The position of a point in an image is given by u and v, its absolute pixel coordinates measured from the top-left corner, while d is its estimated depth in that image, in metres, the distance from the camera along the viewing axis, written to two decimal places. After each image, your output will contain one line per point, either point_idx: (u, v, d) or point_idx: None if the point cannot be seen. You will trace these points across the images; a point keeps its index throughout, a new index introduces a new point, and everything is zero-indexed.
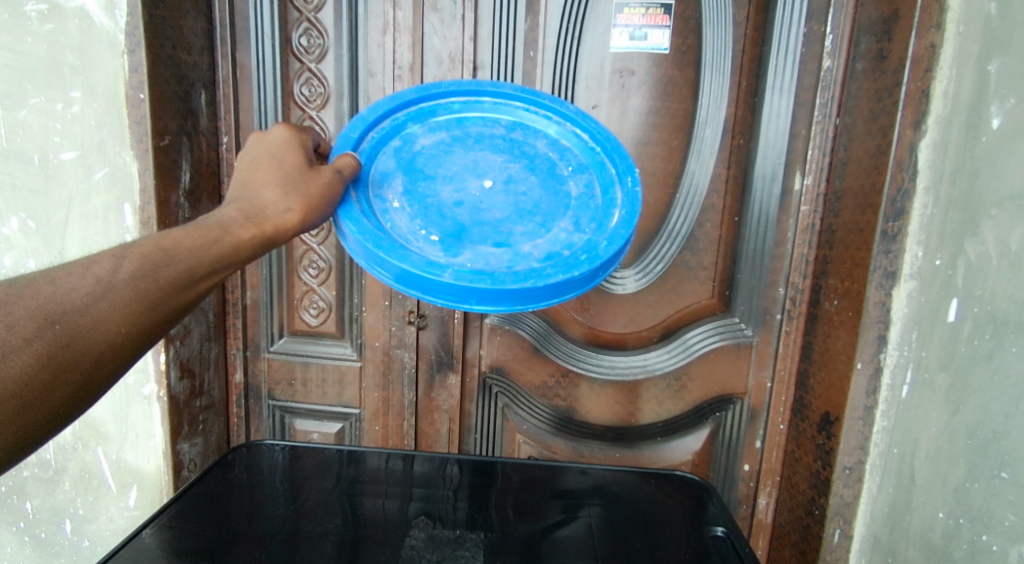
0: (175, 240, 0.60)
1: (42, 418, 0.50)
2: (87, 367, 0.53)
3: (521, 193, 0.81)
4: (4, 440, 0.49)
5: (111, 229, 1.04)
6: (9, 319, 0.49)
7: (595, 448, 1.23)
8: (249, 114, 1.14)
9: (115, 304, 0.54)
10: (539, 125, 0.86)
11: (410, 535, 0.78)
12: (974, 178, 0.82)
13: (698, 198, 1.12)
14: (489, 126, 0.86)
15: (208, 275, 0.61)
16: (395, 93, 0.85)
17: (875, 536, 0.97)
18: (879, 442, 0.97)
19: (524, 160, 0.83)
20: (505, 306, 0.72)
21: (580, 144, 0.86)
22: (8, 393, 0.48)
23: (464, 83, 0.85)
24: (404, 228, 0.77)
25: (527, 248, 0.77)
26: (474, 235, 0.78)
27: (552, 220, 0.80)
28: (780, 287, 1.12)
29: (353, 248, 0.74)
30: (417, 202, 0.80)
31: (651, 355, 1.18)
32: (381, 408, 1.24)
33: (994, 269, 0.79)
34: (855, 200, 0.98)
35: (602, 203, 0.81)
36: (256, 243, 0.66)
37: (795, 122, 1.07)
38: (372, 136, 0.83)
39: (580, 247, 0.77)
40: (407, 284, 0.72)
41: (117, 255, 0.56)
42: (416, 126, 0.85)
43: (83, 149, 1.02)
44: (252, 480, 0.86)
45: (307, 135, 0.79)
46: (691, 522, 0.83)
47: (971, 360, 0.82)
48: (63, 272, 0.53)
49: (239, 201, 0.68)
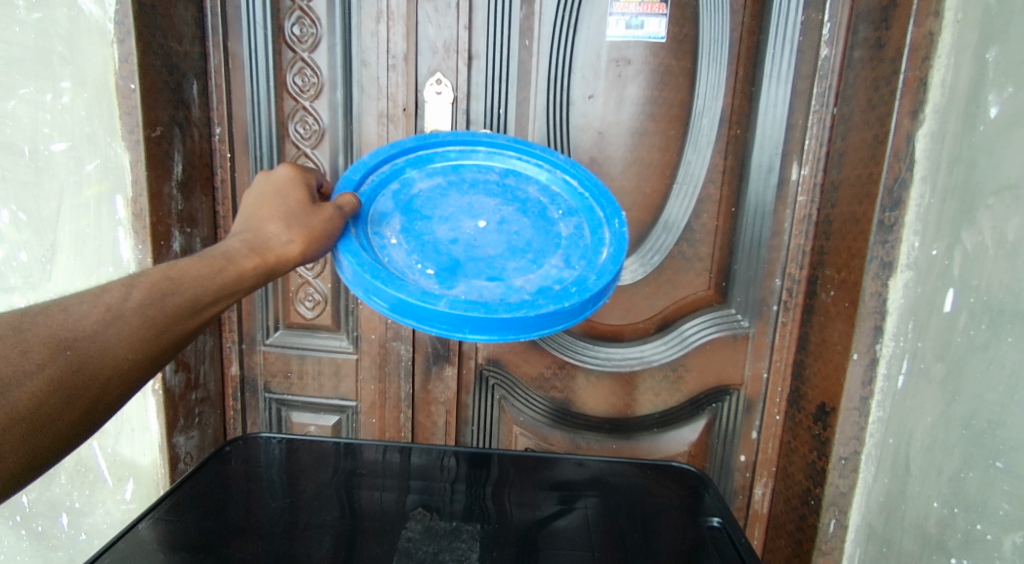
0: (183, 269, 0.60)
1: (48, 443, 0.50)
2: (93, 393, 0.53)
3: (513, 232, 0.83)
4: (8, 465, 0.48)
5: (104, 222, 1.03)
6: (22, 344, 0.49)
7: (591, 439, 1.22)
8: (241, 104, 1.13)
9: (123, 330, 0.54)
10: (531, 173, 0.91)
11: (406, 528, 0.78)
12: (971, 167, 0.82)
13: (695, 189, 1.12)
14: (484, 173, 0.90)
15: (212, 303, 0.61)
16: (396, 142, 0.90)
17: (870, 525, 0.98)
18: (874, 432, 0.97)
19: (516, 204, 0.86)
20: (498, 335, 0.71)
21: (570, 190, 0.89)
22: (18, 418, 0.48)
23: (461, 133, 0.90)
24: (401, 263, 0.78)
25: (519, 283, 0.78)
26: (468, 270, 0.79)
27: (543, 257, 0.81)
28: (776, 278, 1.12)
29: (351, 280, 0.74)
30: (415, 239, 0.81)
31: (646, 347, 1.18)
32: (377, 400, 1.24)
33: (990, 260, 0.79)
34: (852, 191, 0.98)
35: (591, 242, 0.84)
36: (259, 274, 0.66)
37: (792, 112, 1.06)
38: (373, 179, 0.86)
39: (570, 281, 0.78)
40: (402, 313, 0.72)
41: (126, 284, 0.56)
42: (414, 171, 0.89)
43: (73, 141, 1.01)
44: (249, 473, 0.86)
45: (312, 174, 0.80)
46: (687, 514, 0.83)
47: (966, 351, 0.82)
48: (73, 300, 0.53)
49: (244, 232, 0.69)
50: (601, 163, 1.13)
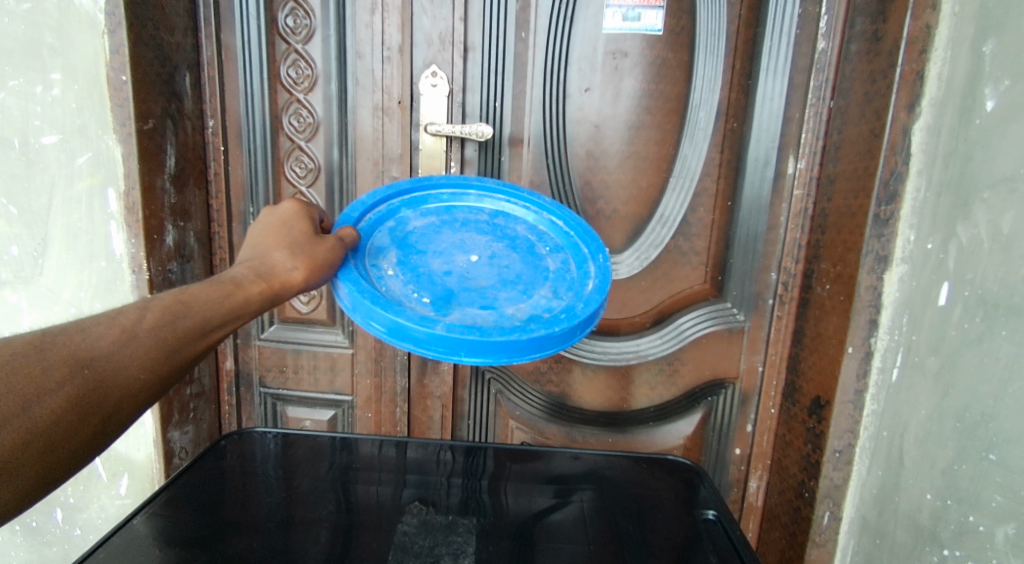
0: (193, 293, 0.62)
1: (64, 455, 0.52)
2: (108, 410, 0.55)
3: (503, 266, 0.84)
4: (25, 476, 0.50)
5: (95, 215, 1.03)
6: (43, 362, 0.52)
7: (587, 433, 1.23)
8: (234, 97, 1.11)
9: (137, 350, 0.57)
10: (518, 214, 0.91)
11: (403, 521, 0.78)
12: (967, 161, 0.81)
13: (690, 182, 1.11)
14: (475, 214, 0.91)
15: (220, 326, 0.63)
16: (391, 183, 0.91)
17: (864, 517, 0.99)
18: (868, 425, 0.98)
19: (506, 241, 0.87)
20: (492, 358, 0.70)
21: (557, 230, 0.90)
22: (36, 434, 0.51)
23: (454, 177, 0.92)
24: (398, 292, 0.77)
25: (510, 311, 0.77)
26: (462, 299, 0.78)
27: (533, 289, 0.81)
28: (772, 272, 1.12)
29: (349, 306, 0.73)
30: (410, 271, 0.81)
31: (642, 341, 1.18)
32: (373, 395, 1.23)
33: (985, 253, 0.79)
34: (848, 184, 0.98)
35: (578, 276, 0.84)
36: (264, 298, 0.68)
37: (788, 105, 1.06)
38: (370, 217, 0.86)
39: (559, 310, 0.77)
40: (399, 338, 0.71)
41: (140, 306, 0.59)
42: (409, 211, 0.89)
43: (63, 133, 1.00)
44: (245, 468, 0.86)
45: (315, 207, 0.80)
46: (683, 506, 0.83)
47: (961, 344, 0.82)
48: (91, 321, 0.56)
49: (251, 260, 0.70)
50: (597, 157, 1.12)
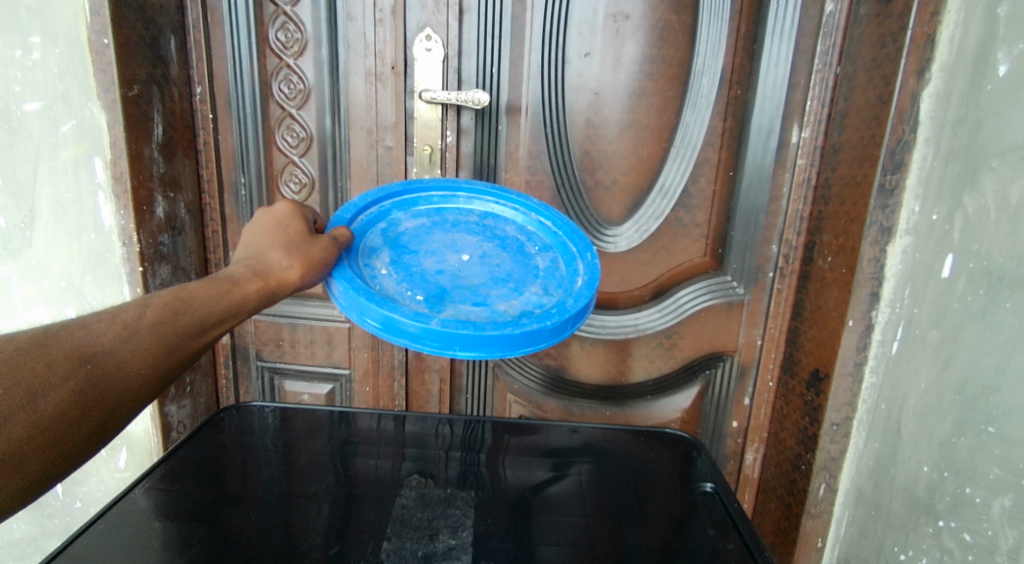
0: (192, 291, 0.63)
1: (68, 449, 0.52)
2: (109, 405, 0.55)
3: (494, 265, 0.82)
4: (29, 468, 0.50)
5: (83, 185, 1.00)
6: (47, 357, 0.52)
7: (585, 407, 1.22)
8: (222, 62, 1.08)
9: (138, 346, 0.57)
10: (507, 215, 0.90)
11: (401, 495, 0.77)
12: (977, 128, 0.79)
13: (692, 151, 1.09)
14: (465, 214, 0.89)
15: (219, 323, 0.63)
16: (382, 186, 0.89)
17: (859, 489, 0.99)
18: (866, 398, 0.97)
19: (496, 240, 0.85)
20: (486, 352, 0.69)
21: (545, 230, 0.89)
22: (41, 426, 0.51)
23: (443, 179, 0.90)
24: (391, 290, 0.75)
25: (502, 307, 0.76)
26: (454, 296, 0.77)
27: (524, 286, 0.80)
28: (773, 244, 1.10)
29: (343, 304, 0.71)
30: (403, 269, 0.79)
31: (641, 315, 1.17)
32: (370, 369, 1.22)
33: (992, 224, 0.77)
34: (854, 152, 0.95)
35: (567, 273, 0.82)
36: (261, 297, 0.68)
37: (794, 71, 1.03)
38: (362, 219, 0.84)
39: (550, 305, 0.76)
40: (393, 333, 0.69)
41: (141, 303, 0.59)
42: (400, 213, 0.88)
43: (46, 101, 0.97)
44: (244, 441, 0.85)
45: (308, 208, 0.80)
46: (680, 479, 0.82)
47: (963, 316, 0.81)
48: (92, 317, 0.56)
49: (247, 259, 0.70)
50: (597, 125, 1.10)
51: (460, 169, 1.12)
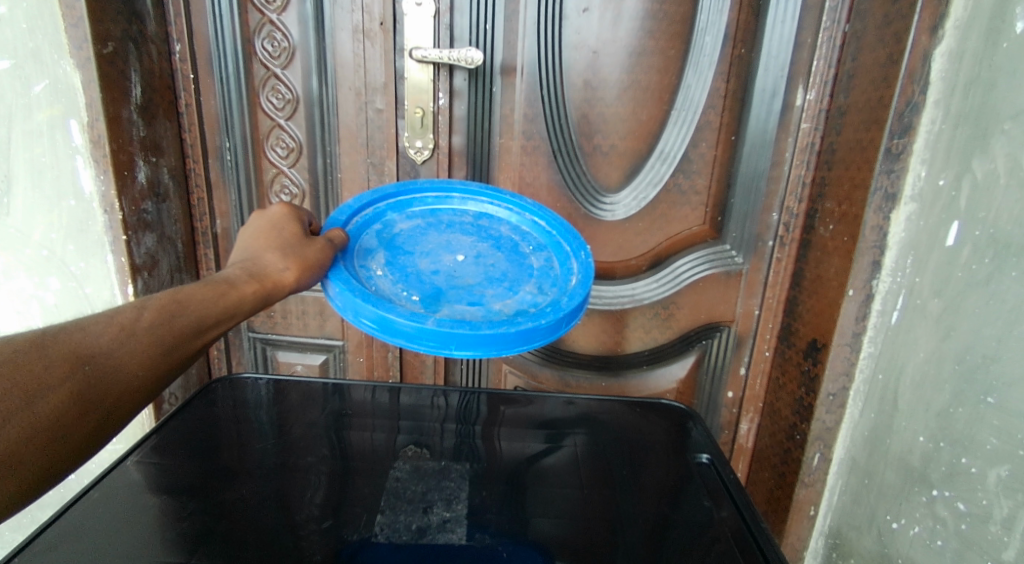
0: (189, 293, 0.61)
1: (65, 452, 0.50)
2: (107, 408, 0.53)
3: (489, 265, 0.79)
4: (27, 470, 0.48)
5: (59, 149, 0.97)
6: (45, 359, 0.50)
7: (581, 377, 1.21)
8: (202, 18, 1.03)
9: (136, 349, 0.55)
10: (502, 216, 0.87)
11: (395, 467, 0.76)
12: (990, 88, 0.76)
13: (694, 114, 1.06)
14: (459, 215, 0.86)
15: (216, 325, 0.62)
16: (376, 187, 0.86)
17: (853, 459, 0.98)
18: (864, 368, 0.95)
19: (490, 241, 0.83)
20: (483, 352, 0.67)
21: (539, 229, 0.86)
22: (39, 428, 0.49)
23: (437, 180, 0.87)
24: (387, 290, 0.72)
25: (498, 307, 0.73)
26: (450, 297, 0.74)
27: (519, 285, 0.77)
28: (774, 212, 1.08)
29: (339, 305, 0.69)
30: (399, 270, 0.76)
31: (638, 285, 1.15)
32: (364, 340, 1.20)
33: (1001, 188, 0.74)
34: (860, 116, 0.93)
35: (562, 272, 0.79)
36: (258, 299, 0.66)
37: (800, 29, 0.99)
38: (357, 221, 0.82)
39: (545, 304, 0.74)
40: (389, 333, 0.67)
41: (138, 305, 0.57)
42: (395, 214, 0.85)
43: (17, 59, 0.93)
44: (238, 414, 0.83)
45: (305, 212, 0.78)
46: (676, 450, 0.81)
47: (967, 285, 0.79)
48: (90, 319, 0.54)
49: (243, 261, 0.68)
50: (595, 87, 1.06)
51: (453, 132, 1.08)
